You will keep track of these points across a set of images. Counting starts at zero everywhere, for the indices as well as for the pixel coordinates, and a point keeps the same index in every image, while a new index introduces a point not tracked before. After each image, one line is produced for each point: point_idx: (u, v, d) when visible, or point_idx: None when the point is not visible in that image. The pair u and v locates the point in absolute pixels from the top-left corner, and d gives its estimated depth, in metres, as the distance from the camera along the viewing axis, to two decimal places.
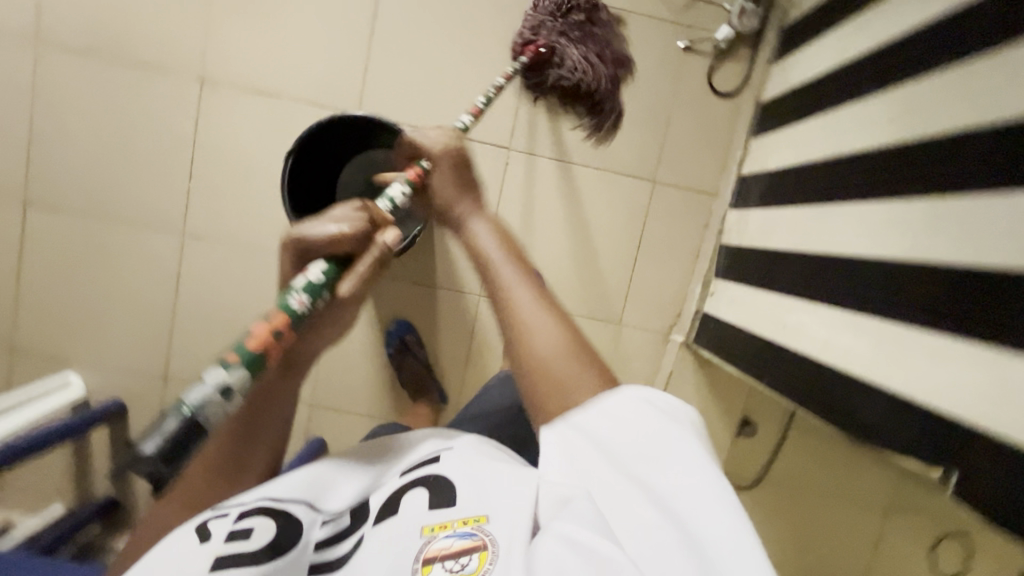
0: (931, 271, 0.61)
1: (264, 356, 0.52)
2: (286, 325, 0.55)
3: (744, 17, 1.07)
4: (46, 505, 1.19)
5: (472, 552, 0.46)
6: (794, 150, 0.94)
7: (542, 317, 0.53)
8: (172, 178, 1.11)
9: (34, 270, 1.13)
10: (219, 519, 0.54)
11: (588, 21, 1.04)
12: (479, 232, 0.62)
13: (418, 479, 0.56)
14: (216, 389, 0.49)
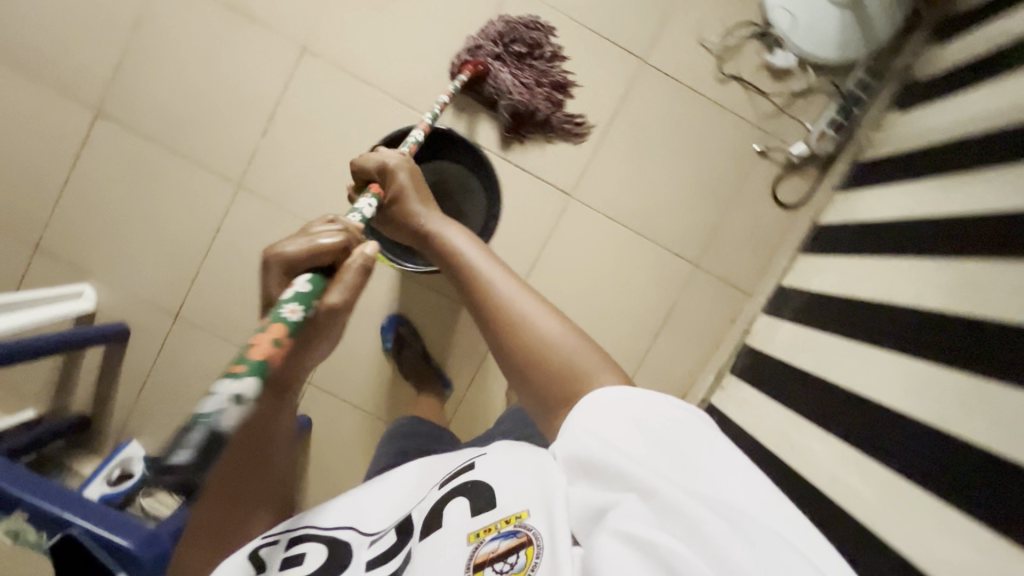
0: (955, 445, 0.63)
1: (266, 362, 0.49)
2: (285, 333, 0.52)
3: (822, 140, 1.12)
4: (19, 406, 1.18)
5: (519, 549, 0.49)
6: (841, 280, 0.98)
7: (542, 312, 0.57)
8: (245, 130, 1.13)
9: (84, 178, 1.13)
10: (270, 548, 0.63)
11: (530, 50, 1.11)
12: (449, 235, 0.70)
13: (457, 487, 0.58)
14: (229, 398, 0.45)
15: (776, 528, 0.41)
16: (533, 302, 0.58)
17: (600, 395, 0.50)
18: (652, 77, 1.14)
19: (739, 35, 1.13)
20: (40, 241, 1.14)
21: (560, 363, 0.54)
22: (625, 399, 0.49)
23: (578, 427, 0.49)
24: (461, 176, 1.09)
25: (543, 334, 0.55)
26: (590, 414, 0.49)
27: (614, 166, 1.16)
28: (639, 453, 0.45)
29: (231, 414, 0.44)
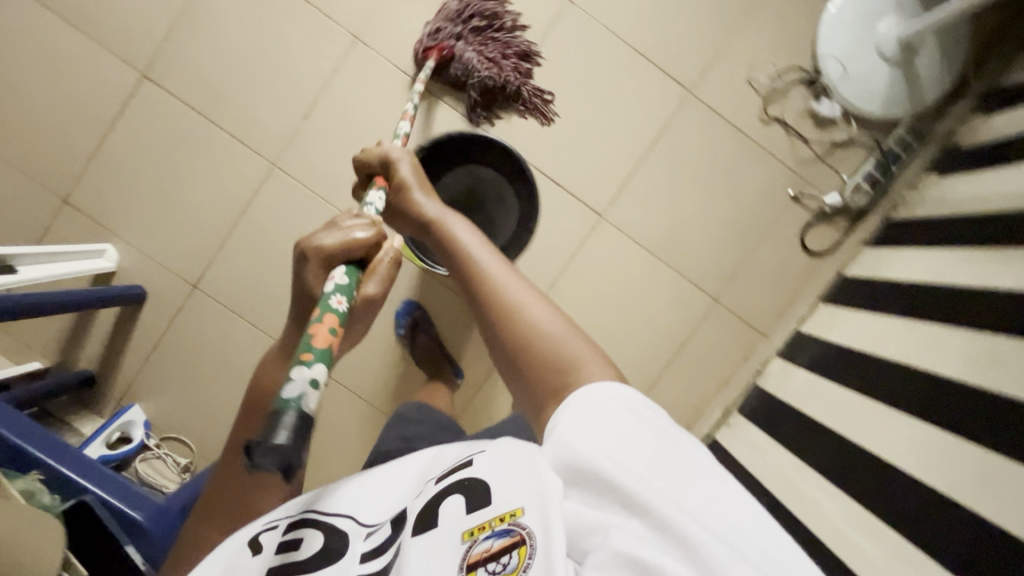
0: (979, 524, 0.64)
1: (329, 349, 0.53)
2: (338, 322, 0.57)
3: (856, 192, 1.13)
4: (25, 357, 1.17)
5: (511, 549, 0.48)
6: (862, 335, 0.98)
7: (542, 309, 0.60)
8: (287, 110, 1.13)
9: (122, 139, 1.13)
10: (268, 533, 0.59)
11: (494, 23, 1.08)
12: (452, 226, 0.72)
13: (454, 484, 0.56)
14: (309, 382, 0.48)
15: (753, 537, 0.44)
16: (530, 297, 0.61)
17: (587, 394, 0.53)
18: (697, 109, 1.14)
19: (788, 79, 1.14)
20: (70, 194, 1.14)
21: (551, 356, 0.57)
22: (611, 404, 0.51)
23: (566, 433, 0.50)
24: (496, 184, 1.07)
25: (537, 328, 0.59)
26: (576, 426, 0.50)
27: (647, 192, 1.16)
28: (630, 464, 0.47)
29: (312, 399, 0.47)
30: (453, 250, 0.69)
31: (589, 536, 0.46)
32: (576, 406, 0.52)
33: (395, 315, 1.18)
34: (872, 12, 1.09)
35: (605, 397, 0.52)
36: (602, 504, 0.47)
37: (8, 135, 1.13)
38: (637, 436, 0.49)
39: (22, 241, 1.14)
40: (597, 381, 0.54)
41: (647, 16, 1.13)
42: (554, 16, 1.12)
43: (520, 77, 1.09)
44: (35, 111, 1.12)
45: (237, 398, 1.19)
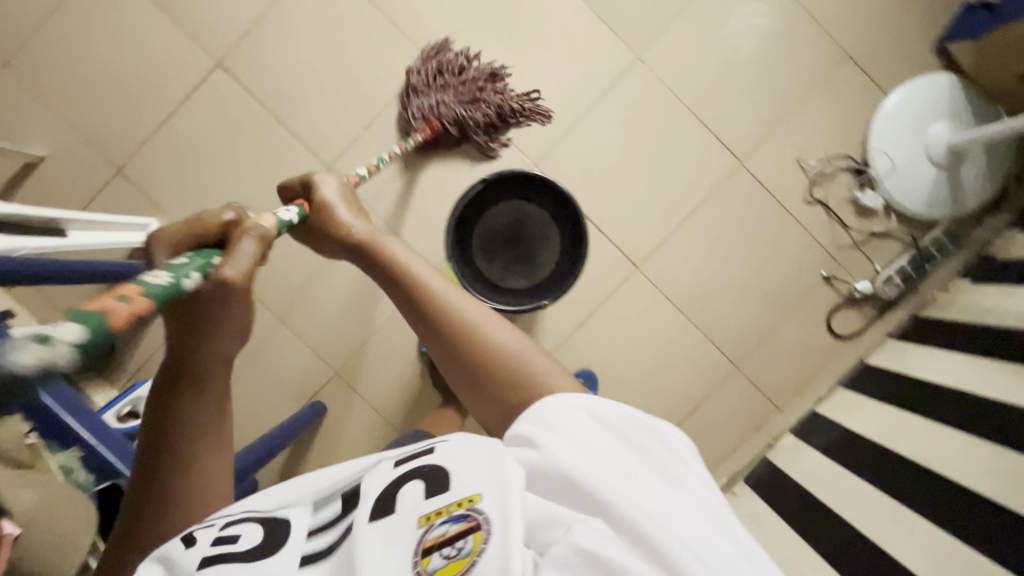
0: None
1: (105, 314, 0.35)
2: (144, 307, 0.40)
3: (887, 284, 1.16)
4: (49, 315, 1.17)
5: (467, 534, 0.47)
6: (881, 427, 0.98)
7: (499, 327, 0.66)
8: (351, 119, 1.16)
9: (185, 119, 1.16)
10: (204, 528, 0.52)
11: (452, 65, 1.13)
12: (392, 247, 0.75)
13: (413, 470, 0.54)
14: (49, 342, 0.27)
15: (709, 537, 0.47)
16: (484, 316, 0.67)
17: (548, 405, 0.56)
18: (744, 180, 1.17)
19: (836, 164, 1.17)
20: (125, 165, 1.16)
21: (510, 368, 0.62)
22: (576, 413, 0.55)
23: (537, 436, 0.53)
24: (542, 222, 1.08)
25: (494, 344, 0.64)
26: (545, 431, 0.53)
27: (685, 251, 1.18)
28: (597, 467, 0.50)
29: (39, 359, 0.26)
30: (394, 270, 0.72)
31: (551, 528, 0.48)
32: (544, 415, 0.55)
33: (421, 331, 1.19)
34: (926, 116, 1.12)
35: (568, 405, 0.55)
36: (567, 502, 0.49)
37: (76, 99, 1.15)
38: (602, 445, 0.52)
39: (71, 202, 1.16)
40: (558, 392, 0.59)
41: (710, 85, 1.17)
42: (621, 71, 1.16)
43: (502, 94, 1.13)
44: (107, 80, 1.15)
45: (251, 388, 1.19)
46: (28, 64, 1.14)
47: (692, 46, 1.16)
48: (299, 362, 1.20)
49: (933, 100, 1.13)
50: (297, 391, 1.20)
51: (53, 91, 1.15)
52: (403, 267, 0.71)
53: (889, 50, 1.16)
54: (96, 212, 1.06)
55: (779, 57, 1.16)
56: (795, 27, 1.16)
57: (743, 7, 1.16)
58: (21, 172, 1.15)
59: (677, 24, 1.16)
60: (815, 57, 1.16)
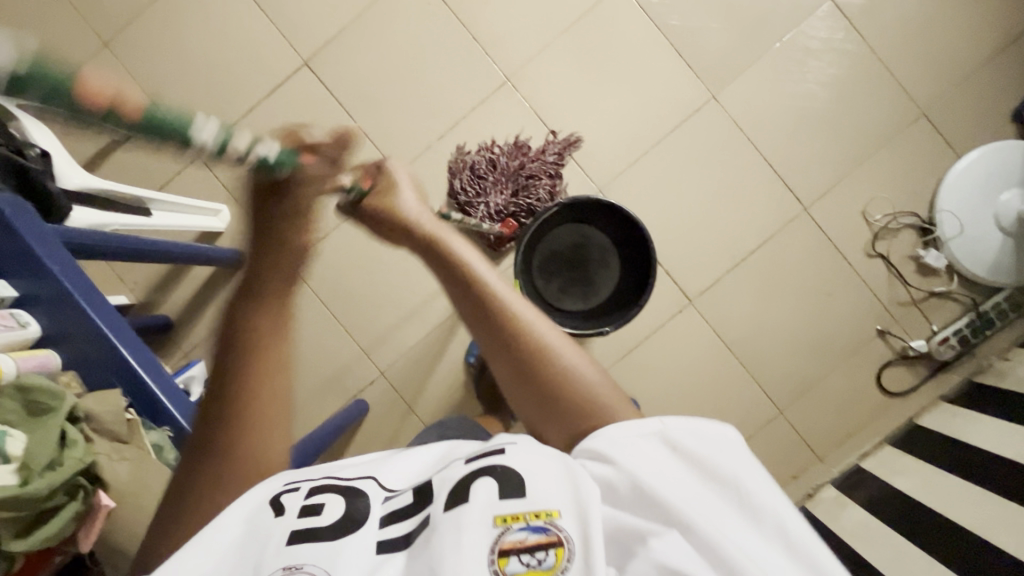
0: None
1: (90, 86, 0.40)
2: (146, 114, 0.45)
3: (943, 345, 1.15)
4: (115, 288, 1.22)
5: (548, 548, 0.47)
6: (928, 489, 0.96)
7: (575, 356, 0.61)
8: (425, 128, 1.19)
9: (266, 113, 1.20)
10: (290, 494, 0.53)
11: (482, 163, 1.13)
12: (457, 244, 0.67)
13: (484, 467, 0.52)
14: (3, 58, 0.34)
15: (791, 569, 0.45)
16: (551, 337, 0.61)
17: (616, 430, 0.54)
18: (806, 227, 1.18)
19: (902, 221, 1.17)
20: (205, 151, 1.20)
21: (575, 398, 0.58)
22: (648, 437, 0.53)
23: (611, 451, 0.52)
24: (603, 247, 1.09)
25: (562, 370, 0.59)
26: (618, 446, 0.53)
27: (740, 290, 1.18)
28: (674, 487, 0.49)
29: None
30: (459, 271, 0.65)
31: (630, 541, 0.48)
32: (616, 430, 0.54)
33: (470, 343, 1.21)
34: (999, 180, 1.12)
35: (640, 425, 0.54)
36: (645, 516, 0.49)
37: (166, 84, 1.20)
38: (676, 464, 0.51)
39: (148, 182, 1.20)
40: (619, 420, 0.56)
41: (782, 129, 1.17)
42: (695, 107, 1.17)
43: (540, 159, 1.14)
44: (196, 68, 1.20)
45: (298, 380, 1.22)
46: (126, 46, 1.19)
47: (768, 90, 1.17)
48: (346, 359, 1.22)
49: (1007, 165, 1.12)
50: (342, 387, 1.21)
51: (146, 75, 1.20)
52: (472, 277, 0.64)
53: (964, 112, 1.17)
54: (173, 194, 1.09)
55: (853, 108, 1.17)
56: (872, 81, 1.17)
57: (822, 56, 1.17)
58: (107, 148, 1.20)
59: (755, 66, 1.17)
60: (889, 112, 1.17)
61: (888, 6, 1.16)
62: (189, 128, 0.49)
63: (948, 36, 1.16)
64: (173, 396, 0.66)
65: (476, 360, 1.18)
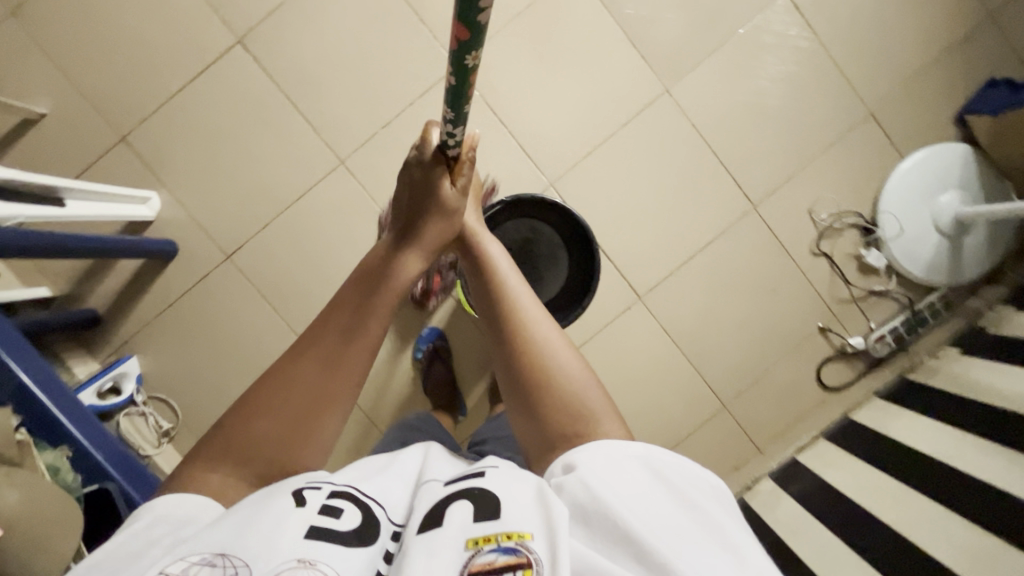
0: None
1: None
2: (464, 36, 0.46)
3: (879, 342, 1.19)
4: (33, 278, 1.13)
5: (516, 570, 0.44)
6: (858, 484, 0.99)
7: (589, 392, 0.56)
8: (371, 116, 1.14)
9: (199, 94, 1.13)
10: (312, 490, 0.49)
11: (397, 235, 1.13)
12: (495, 253, 0.69)
13: (461, 491, 0.50)
14: None
15: None
16: (563, 350, 0.59)
17: (605, 445, 0.51)
18: (755, 223, 1.18)
19: (845, 220, 1.19)
20: (130, 133, 1.13)
21: (569, 408, 0.55)
22: (629, 456, 0.50)
23: (586, 477, 0.48)
24: (553, 242, 1.06)
25: (564, 378, 0.57)
26: (596, 472, 0.48)
27: (689, 287, 1.19)
28: (647, 518, 0.45)
29: None
30: (493, 275, 0.65)
31: None
32: (596, 457, 0.50)
33: (417, 337, 1.18)
34: (940, 183, 1.14)
35: (620, 453, 0.50)
36: (611, 551, 0.44)
37: (87, 59, 1.11)
38: (649, 496, 0.47)
39: (69, 164, 1.12)
40: (607, 437, 0.52)
41: (734, 125, 1.17)
42: (648, 101, 1.15)
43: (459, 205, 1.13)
44: (121, 43, 1.11)
45: (237, 375, 1.17)
46: (38, 14, 1.09)
47: (721, 84, 1.16)
48: None
49: (948, 168, 1.15)
50: None
51: (63, 48, 1.10)
52: (501, 283, 0.64)
53: (911, 112, 1.18)
54: (96, 181, 1.03)
55: (804, 107, 1.17)
56: (823, 79, 1.17)
57: (776, 52, 1.16)
58: (21, 127, 1.10)
59: (710, 60, 1.15)
60: (839, 111, 1.17)
61: (842, 2, 1.15)
62: (460, 66, 0.50)
63: (899, 35, 1.16)
64: (72, 410, 0.66)
65: (423, 357, 1.16)
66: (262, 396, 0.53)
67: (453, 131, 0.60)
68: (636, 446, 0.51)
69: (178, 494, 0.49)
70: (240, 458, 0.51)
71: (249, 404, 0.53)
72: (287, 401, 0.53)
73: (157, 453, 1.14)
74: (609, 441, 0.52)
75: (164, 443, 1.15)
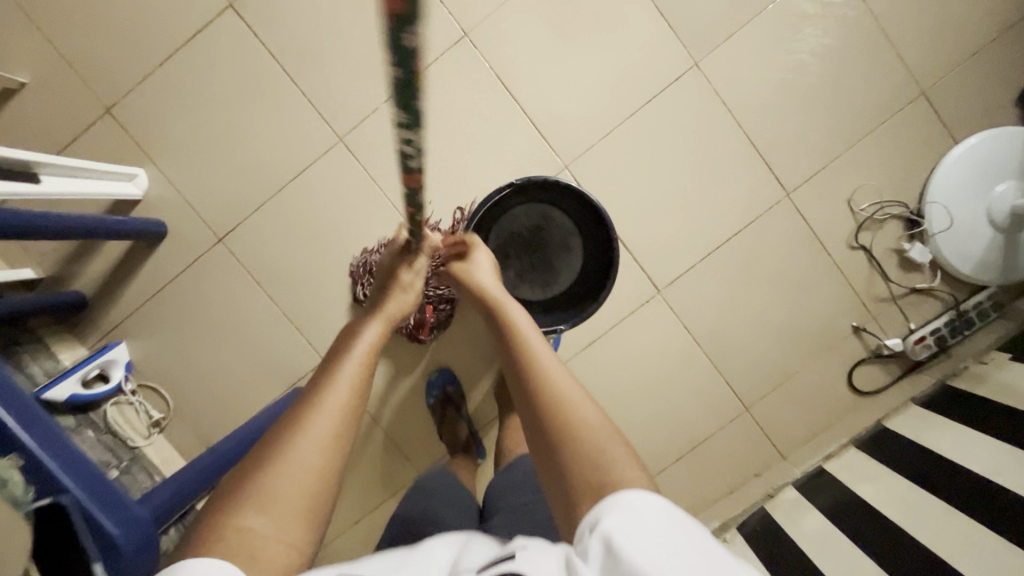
0: None
1: None
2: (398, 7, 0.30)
3: (920, 345, 1.09)
4: (16, 258, 1.08)
5: None
6: (893, 500, 0.91)
7: (600, 431, 0.53)
8: (371, 89, 1.05)
9: (187, 63, 1.05)
10: None
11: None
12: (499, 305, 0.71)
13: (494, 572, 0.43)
14: None
15: None
16: (569, 389, 0.57)
17: (631, 499, 0.44)
18: (787, 213, 1.09)
19: (888, 211, 1.08)
20: (116, 106, 1.05)
21: (589, 452, 0.51)
22: (654, 512, 0.43)
23: (608, 540, 0.41)
24: (566, 230, 0.97)
25: (578, 421, 0.54)
26: (620, 530, 0.41)
27: (711, 279, 1.10)
28: None
29: None
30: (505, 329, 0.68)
31: None
32: (619, 511, 0.43)
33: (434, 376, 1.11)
34: (995, 170, 1.03)
35: (645, 506, 0.43)
36: None
37: (68, 23, 1.03)
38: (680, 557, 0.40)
39: (52, 138, 1.05)
40: (632, 486, 0.46)
41: (768, 105, 1.06)
42: (674, 75, 1.05)
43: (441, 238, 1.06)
44: (105, 6, 1.03)
45: (230, 365, 1.11)
46: None
47: (756, 57, 1.05)
48: (284, 344, 1.10)
49: (1005, 154, 1.03)
50: (278, 376, 1.11)
51: (41, 11, 1.02)
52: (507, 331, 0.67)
53: (966, 92, 1.06)
54: (79, 157, 0.95)
55: (846, 84, 1.06)
56: (869, 53, 1.05)
57: (817, 22, 1.04)
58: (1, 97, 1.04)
59: (744, 30, 1.04)
60: (885, 89, 1.06)
61: None
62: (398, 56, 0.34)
63: (957, 5, 1.05)
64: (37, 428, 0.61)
65: (434, 403, 1.09)
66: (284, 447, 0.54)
67: (411, 152, 0.46)
68: (665, 506, 0.44)
69: (212, 558, 0.44)
70: (266, 498, 0.50)
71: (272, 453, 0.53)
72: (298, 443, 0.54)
73: (148, 444, 1.09)
74: (638, 494, 0.44)
75: (155, 433, 1.10)
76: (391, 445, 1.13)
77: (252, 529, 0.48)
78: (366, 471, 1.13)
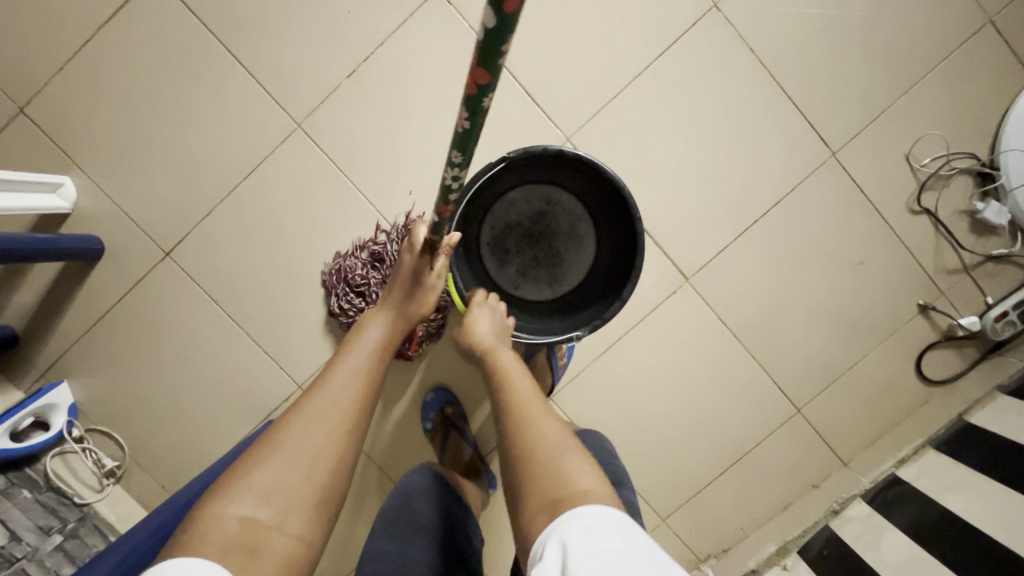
0: None
1: None
2: None
3: (1002, 324, 0.91)
4: None
5: None
6: (991, 512, 0.73)
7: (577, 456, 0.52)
8: (332, 65, 0.89)
9: (111, 48, 0.88)
10: None
11: (360, 268, 0.89)
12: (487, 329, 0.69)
13: None
14: None
15: None
16: (537, 405, 0.58)
17: (585, 515, 0.45)
18: (833, 176, 0.91)
19: (954, 165, 0.91)
20: (31, 103, 0.89)
21: (546, 462, 0.52)
22: (607, 527, 0.44)
23: (560, 550, 0.43)
24: (572, 214, 0.80)
25: (550, 438, 0.54)
26: (571, 539, 0.44)
27: (748, 261, 0.93)
28: None
29: None
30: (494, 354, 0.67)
31: None
32: (574, 528, 0.45)
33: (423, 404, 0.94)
34: None
35: (598, 518, 0.45)
36: None
37: None
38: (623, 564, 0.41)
39: None
40: (588, 501, 0.47)
41: (804, 49, 0.89)
42: (690, 21, 0.88)
43: None
44: None
45: (191, 399, 0.95)
46: None
47: None
48: (252, 372, 0.94)
49: None
50: (248, 408, 0.95)
51: None
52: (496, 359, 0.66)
53: None
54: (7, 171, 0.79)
55: (895, 17, 0.89)
56: None
57: None
58: None
59: None
60: (942, 21, 0.89)
61: None
62: None
63: None
64: None
65: (432, 428, 0.92)
66: (282, 439, 0.53)
67: None
68: (615, 516, 0.45)
69: (194, 560, 0.43)
70: (261, 492, 0.49)
71: (272, 447, 0.53)
72: (295, 438, 0.53)
73: (100, 498, 0.93)
74: (590, 504, 0.47)
75: (109, 484, 0.94)
76: (383, 479, 0.96)
77: (246, 518, 0.47)
78: (357, 511, 0.96)
